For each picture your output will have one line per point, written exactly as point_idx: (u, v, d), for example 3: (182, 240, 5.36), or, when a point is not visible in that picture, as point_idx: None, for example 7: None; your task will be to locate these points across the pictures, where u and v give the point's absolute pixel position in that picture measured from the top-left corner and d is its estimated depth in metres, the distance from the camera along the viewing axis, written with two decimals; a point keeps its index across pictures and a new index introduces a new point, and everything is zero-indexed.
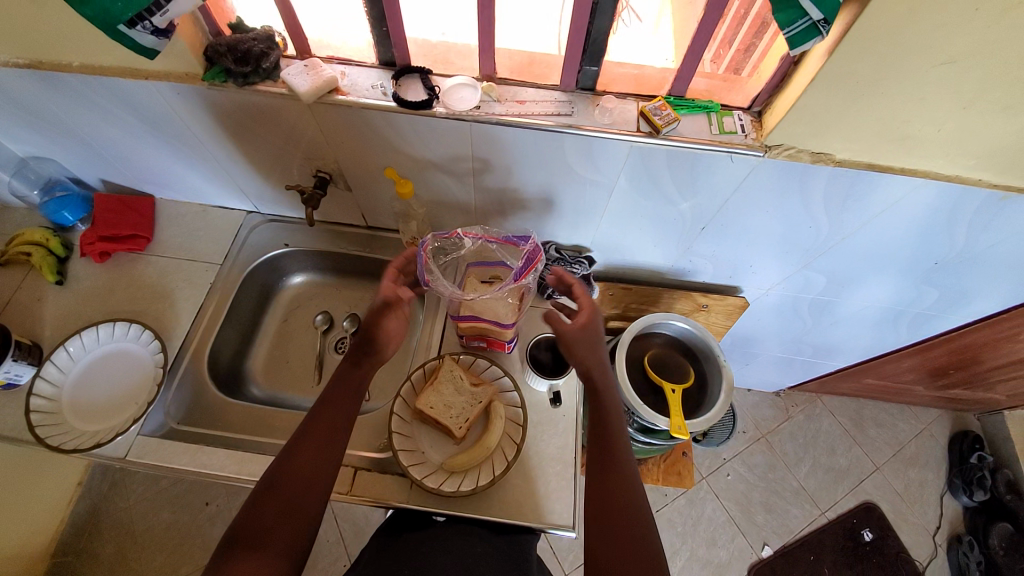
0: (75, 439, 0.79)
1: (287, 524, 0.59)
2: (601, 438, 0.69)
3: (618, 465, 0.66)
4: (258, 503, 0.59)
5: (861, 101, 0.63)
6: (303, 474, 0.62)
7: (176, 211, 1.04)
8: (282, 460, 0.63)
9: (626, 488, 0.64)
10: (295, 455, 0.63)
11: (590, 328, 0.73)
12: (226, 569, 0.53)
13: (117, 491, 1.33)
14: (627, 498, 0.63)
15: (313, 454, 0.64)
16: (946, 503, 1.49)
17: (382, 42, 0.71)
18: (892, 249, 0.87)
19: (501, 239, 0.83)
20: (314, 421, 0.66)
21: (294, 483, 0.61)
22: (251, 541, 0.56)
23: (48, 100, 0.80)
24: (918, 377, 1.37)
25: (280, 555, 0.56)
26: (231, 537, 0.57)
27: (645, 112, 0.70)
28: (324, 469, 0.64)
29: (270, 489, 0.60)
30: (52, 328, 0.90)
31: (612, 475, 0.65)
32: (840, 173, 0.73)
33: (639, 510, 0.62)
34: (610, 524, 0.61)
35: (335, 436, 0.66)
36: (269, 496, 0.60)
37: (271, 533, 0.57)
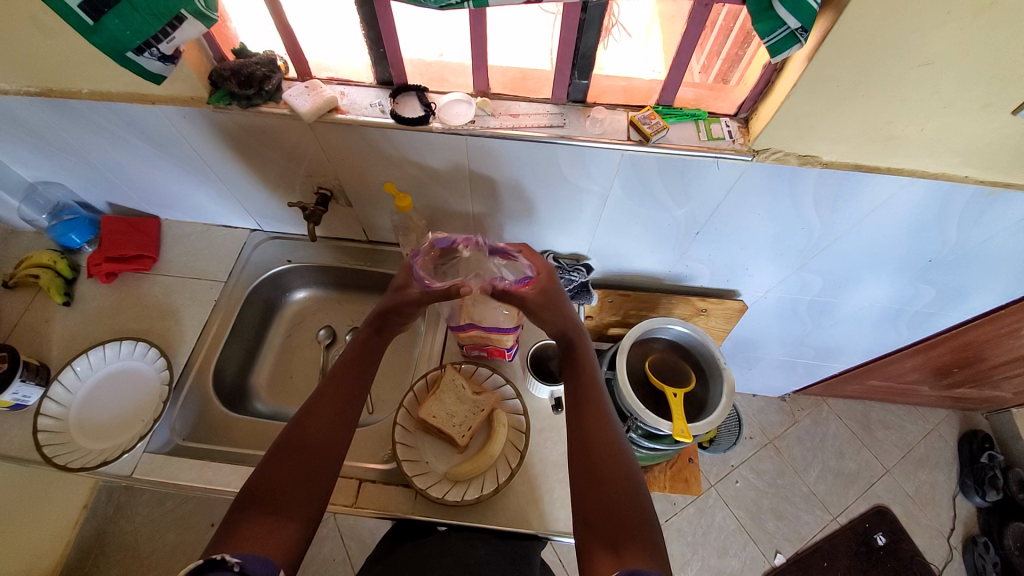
0: (82, 457, 0.80)
1: (299, 491, 0.57)
2: (580, 413, 0.67)
3: (607, 442, 0.63)
4: (271, 468, 0.58)
5: (843, 103, 0.65)
6: (316, 441, 0.61)
7: (181, 232, 1.06)
8: (295, 426, 0.62)
9: (619, 468, 0.61)
10: (306, 423, 0.63)
11: (552, 292, 0.76)
12: (235, 537, 0.51)
13: (124, 515, 1.33)
14: (613, 464, 0.61)
15: (327, 421, 0.64)
16: (959, 504, 1.47)
17: (379, 62, 0.74)
18: (886, 247, 0.88)
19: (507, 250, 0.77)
20: (328, 388, 0.67)
21: (307, 450, 0.60)
22: (263, 506, 0.55)
23: (57, 126, 0.83)
24: (922, 378, 1.37)
25: (291, 521, 0.55)
26: (243, 501, 0.55)
27: (635, 121, 0.72)
28: (337, 437, 0.63)
29: (282, 455, 0.59)
30: (60, 349, 0.92)
31: (596, 451, 0.62)
32: (829, 175, 0.74)
33: (633, 489, 0.59)
34: (601, 501, 0.58)
35: (348, 405, 0.67)
36: (281, 462, 0.59)
37: (286, 495, 0.56)
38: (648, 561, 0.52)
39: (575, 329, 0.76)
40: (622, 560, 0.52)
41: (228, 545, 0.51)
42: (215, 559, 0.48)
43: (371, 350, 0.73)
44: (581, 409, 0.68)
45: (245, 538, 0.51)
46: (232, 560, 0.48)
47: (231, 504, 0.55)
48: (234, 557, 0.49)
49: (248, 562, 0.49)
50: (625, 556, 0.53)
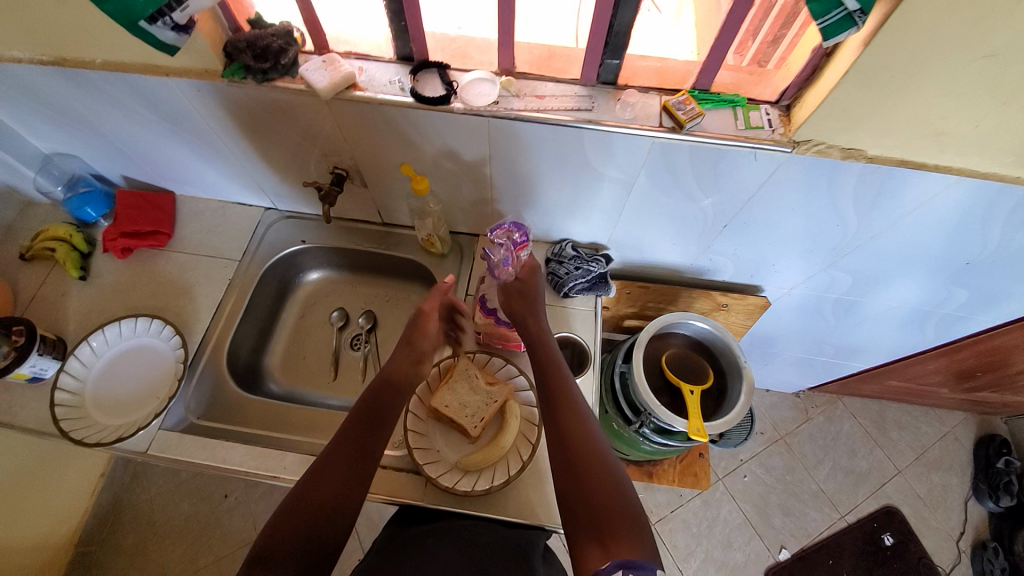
0: (98, 433, 0.81)
1: (307, 545, 0.58)
2: (553, 404, 0.71)
3: (580, 428, 0.67)
4: (285, 520, 0.59)
5: (894, 95, 0.60)
6: (329, 492, 0.62)
7: (195, 208, 1.05)
8: (310, 479, 0.63)
9: (597, 461, 0.63)
10: (320, 477, 0.63)
11: (534, 280, 0.83)
12: None
13: (140, 483, 1.36)
14: (589, 448, 0.64)
15: (341, 475, 0.64)
16: (971, 509, 1.45)
17: (400, 36, 0.71)
18: (922, 248, 0.84)
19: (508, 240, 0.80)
20: (345, 438, 0.68)
21: (320, 501, 0.61)
22: (273, 557, 0.56)
23: (71, 97, 0.81)
24: (943, 380, 1.33)
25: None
26: (257, 554, 0.57)
27: (669, 105, 0.68)
28: (350, 492, 0.63)
29: (296, 508, 0.60)
30: (76, 323, 0.92)
31: (574, 444, 0.65)
32: (871, 170, 0.70)
33: (610, 472, 0.62)
34: (582, 493, 0.60)
35: (361, 452, 0.67)
36: (295, 513, 0.60)
37: (294, 550, 0.57)
38: (635, 550, 0.54)
39: (544, 337, 0.78)
40: (610, 549, 0.54)
41: None
42: None
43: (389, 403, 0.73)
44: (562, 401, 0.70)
45: None
46: None
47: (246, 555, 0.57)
48: None
49: None
50: (613, 547, 0.54)
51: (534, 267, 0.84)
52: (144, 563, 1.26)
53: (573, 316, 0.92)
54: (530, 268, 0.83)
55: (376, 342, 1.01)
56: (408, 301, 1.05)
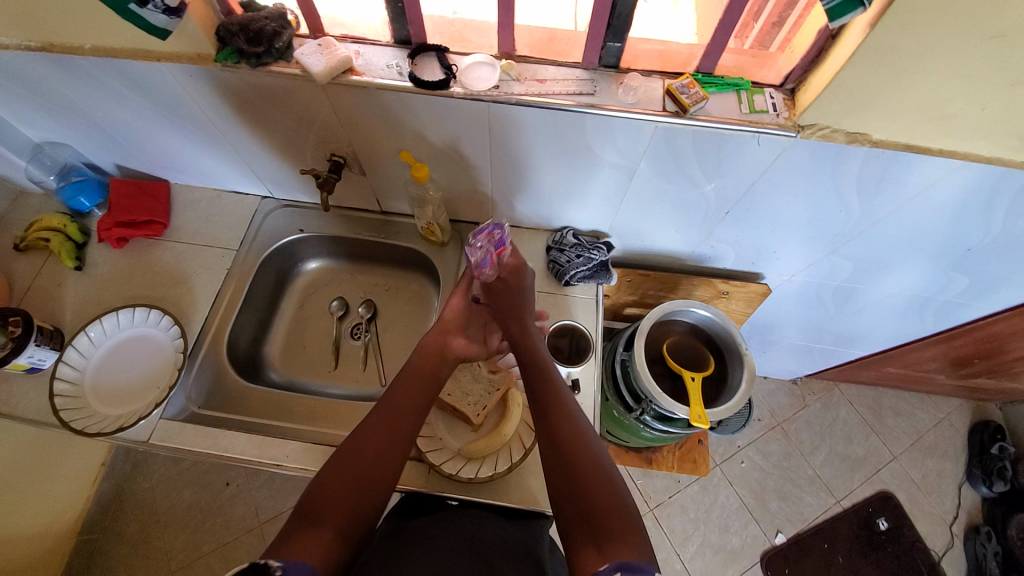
0: (99, 422, 0.81)
1: (346, 502, 0.61)
2: (545, 406, 0.70)
3: (574, 432, 0.66)
4: (325, 479, 0.63)
5: (900, 78, 0.59)
6: (369, 452, 0.65)
7: (191, 197, 1.04)
8: (352, 440, 0.67)
9: (590, 464, 0.63)
10: (360, 438, 0.67)
11: (518, 277, 0.77)
12: (286, 546, 0.56)
13: (141, 472, 1.36)
14: (584, 452, 0.64)
15: (381, 437, 0.67)
16: (964, 494, 1.47)
17: (397, 19, 0.69)
18: (924, 234, 0.83)
19: (486, 240, 0.73)
20: (386, 407, 0.70)
21: (360, 460, 0.64)
22: (314, 518, 0.59)
23: (62, 84, 0.79)
24: (940, 367, 1.34)
25: (336, 534, 0.59)
26: (299, 512, 0.61)
27: (672, 89, 0.67)
28: (390, 453, 0.66)
29: (338, 467, 0.64)
30: (73, 314, 0.91)
31: (567, 446, 0.65)
32: (875, 155, 0.69)
33: (606, 477, 0.62)
34: (578, 496, 0.61)
35: (401, 422, 0.69)
36: (337, 472, 0.63)
37: (333, 508, 0.60)
38: (633, 554, 0.55)
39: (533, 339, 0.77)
40: (606, 553, 0.55)
41: (280, 551, 0.56)
42: (259, 564, 0.52)
43: (428, 367, 0.75)
44: (553, 405, 0.69)
45: (296, 546, 0.56)
46: (274, 564, 0.52)
47: (290, 514, 0.61)
48: (276, 563, 0.53)
49: (289, 566, 0.53)
50: (609, 551, 0.55)
51: (519, 267, 0.77)
52: (148, 550, 1.28)
53: (574, 304, 0.91)
54: (513, 270, 0.77)
55: (377, 331, 1.01)
56: (408, 289, 1.05)
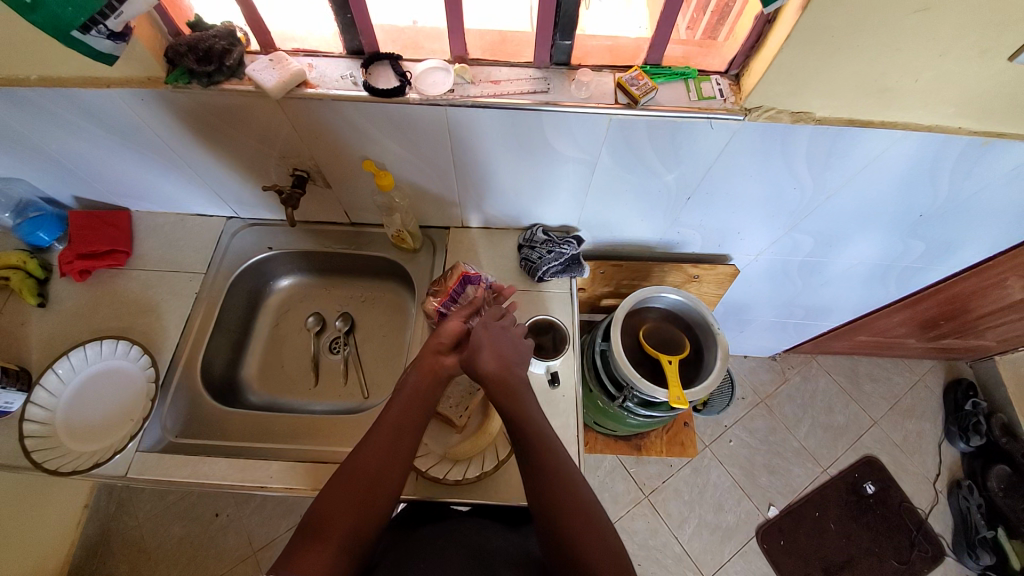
0: (73, 461, 0.79)
1: (349, 517, 0.62)
2: (524, 443, 0.67)
3: (555, 466, 0.66)
4: (327, 496, 0.64)
5: (836, 56, 0.62)
6: (372, 467, 0.65)
7: (154, 223, 1.02)
8: (355, 455, 0.66)
9: (573, 496, 0.64)
10: (363, 451, 0.66)
11: (512, 378, 0.70)
12: (294, 563, 0.58)
13: (125, 510, 1.32)
14: (565, 487, 0.65)
15: (383, 452, 0.66)
16: (944, 451, 1.53)
17: (348, 30, 0.69)
18: (877, 204, 0.87)
19: (449, 296, 0.84)
20: (388, 419, 0.69)
21: (362, 475, 0.64)
22: (318, 533, 0.61)
23: (6, 117, 0.77)
24: (909, 331, 1.39)
25: (341, 549, 0.60)
26: (305, 527, 0.62)
27: (622, 82, 0.69)
28: (392, 467, 0.66)
29: (341, 481, 0.64)
30: (38, 352, 0.89)
31: (555, 484, 0.65)
32: (821, 132, 0.72)
33: (587, 517, 0.63)
34: (565, 535, 0.62)
35: (401, 436, 0.68)
36: (340, 487, 0.64)
37: (336, 523, 0.61)
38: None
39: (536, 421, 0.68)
40: None
41: (289, 567, 0.57)
42: None
43: (427, 386, 0.71)
44: (537, 444, 0.66)
45: (302, 564, 0.57)
46: None
47: (296, 528, 0.62)
48: None
49: None
50: None
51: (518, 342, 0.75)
52: None
53: (547, 299, 0.93)
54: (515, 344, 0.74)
55: (356, 344, 1.00)
56: (384, 299, 1.05)
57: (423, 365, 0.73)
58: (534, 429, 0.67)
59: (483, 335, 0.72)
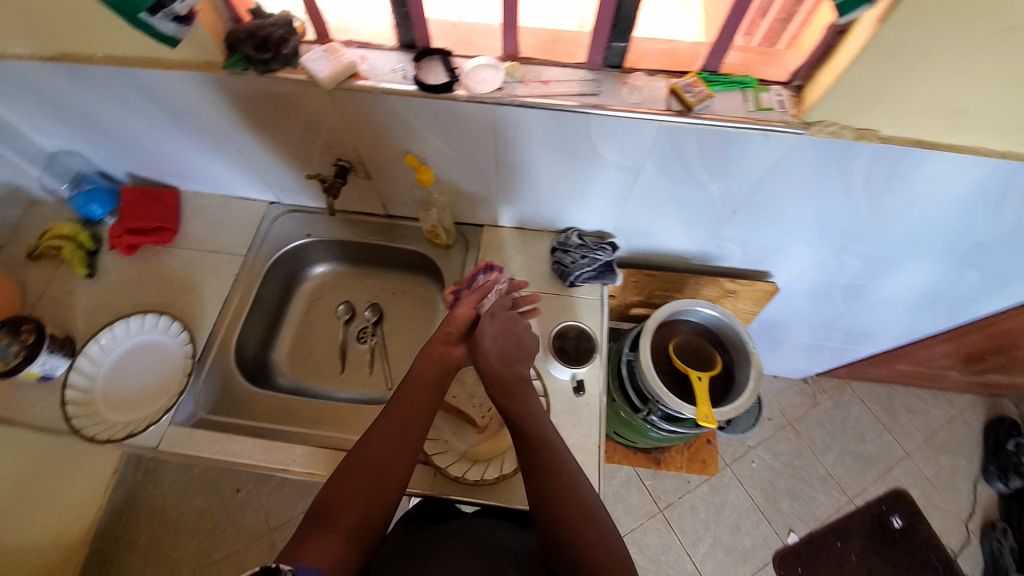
0: (109, 429, 0.82)
1: (356, 507, 0.62)
2: (525, 440, 0.67)
3: (557, 465, 0.65)
4: (335, 486, 0.64)
5: (909, 73, 0.59)
6: (380, 458, 0.65)
7: (199, 203, 1.05)
8: (363, 445, 0.67)
9: (581, 499, 0.63)
10: (372, 442, 0.67)
11: (516, 373, 0.71)
12: (301, 551, 0.57)
13: (153, 479, 1.35)
14: (570, 486, 0.64)
15: (391, 443, 0.67)
16: (980, 490, 1.45)
17: (402, 23, 0.69)
18: (934, 229, 0.82)
19: (465, 282, 0.83)
20: (397, 411, 0.69)
21: (371, 466, 0.65)
22: (326, 522, 0.60)
23: (71, 93, 0.80)
24: (954, 364, 1.32)
25: (349, 539, 0.60)
26: (312, 516, 0.62)
27: (677, 88, 0.67)
28: (400, 457, 0.66)
29: (349, 471, 0.65)
30: (84, 321, 0.92)
31: (558, 483, 0.64)
32: (884, 152, 0.68)
33: (593, 516, 0.63)
34: (569, 531, 0.61)
35: (410, 428, 0.68)
36: (348, 478, 0.64)
37: (343, 513, 0.61)
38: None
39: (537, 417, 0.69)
40: None
41: (296, 554, 0.57)
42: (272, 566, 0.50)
43: (436, 377, 0.72)
44: (539, 441, 0.67)
45: (309, 551, 0.57)
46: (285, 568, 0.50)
47: (303, 517, 0.62)
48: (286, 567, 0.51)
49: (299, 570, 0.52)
50: None
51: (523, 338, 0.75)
52: (163, 556, 1.26)
53: (577, 305, 0.91)
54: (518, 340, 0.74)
55: (383, 335, 1.01)
56: (413, 293, 1.05)
57: (433, 356, 0.73)
58: (538, 424, 0.68)
59: (490, 325, 0.73)
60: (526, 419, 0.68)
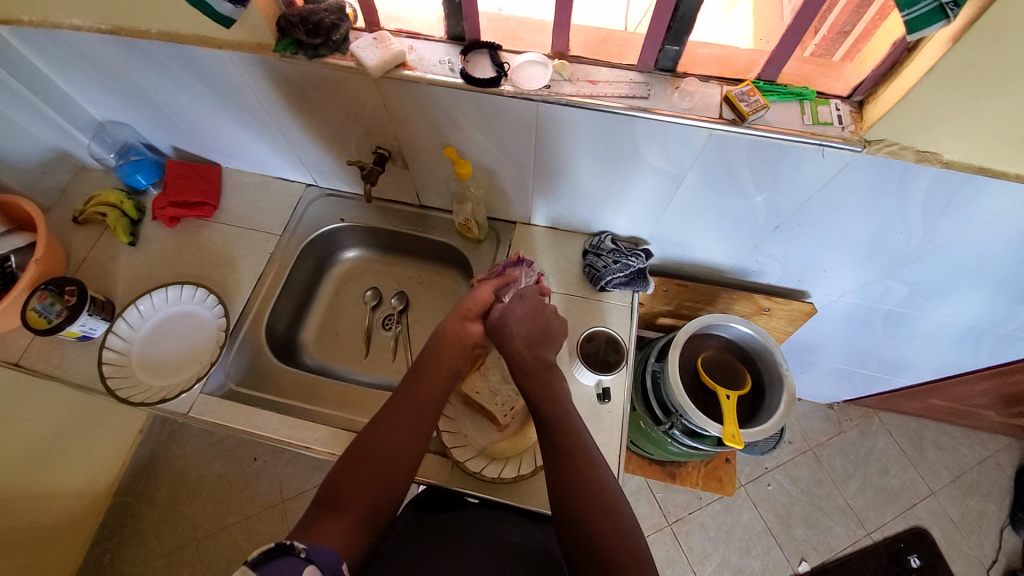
0: (142, 392, 0.85)
1: (365, 491, 0.61)
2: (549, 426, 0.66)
3: (581, 454, 0.63)
4: (344, 470, 0.62)
5: (983, 95, 0.55)
6: (390, 441, 0.64)
7: (239, 181, 1.07)
8: (374, 429, 0.65)
9: (604, 492, 0.61)
10: (382, 426, 0.65)
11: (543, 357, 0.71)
12: (310, 532, 0.56)
13: (175, 441, 1.42)
14: (592, 477, 0.62)
15: (401, 427, 0.65)
16: (1005, 537, 1.38)
17: (453, 15, 0.69)
18: (991, 262, 0.77)
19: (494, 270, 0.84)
20: (409, 396, 0.68)
21: (381, 450, 0.63)
22: (335, 506, 0.59)
23: (127, 66, 0.83)
24: (991, 403, 1.26)
25: (357, 524, 0.58)
26: (321, 500, 0.60)
27: (731, 96, 0.65)
28: (410, 441, 0.65)
29: (359, 455, 0.63)
30: (125, 287, 0.96)
31: (582, 473, 0.62)
32: (947, 177, 0.65)
33: (613, 506, 0.60)
34: (589, 521, 0.58)
35: (421, 413, 0.67)
36: (358, 462, 0.62)
37: (352, 498, 0.60)
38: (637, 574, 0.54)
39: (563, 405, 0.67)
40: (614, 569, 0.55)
41: (304, 535, 0.56)
42: (285, 544, 0.49)
43: (451, 362, 0.71)
44: (564, 428, 0.65)
45: (318, 534, 0.56)
46: (298, 547, 0.50)
47: (311, 502, 0.60)
48: (300, 545, 0.51)
49: (313, 552, 0.51)
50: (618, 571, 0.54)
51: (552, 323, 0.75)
52: (176, 517, 1.33)
53: (606, 310, 0.90)
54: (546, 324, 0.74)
55: (408, 323, 1.02)
56: (440, 284, 1.06)
57: (449, 337, 0.73)
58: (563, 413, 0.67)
59: (519, 306, 0.73)
60: (553, 406, 0.67)
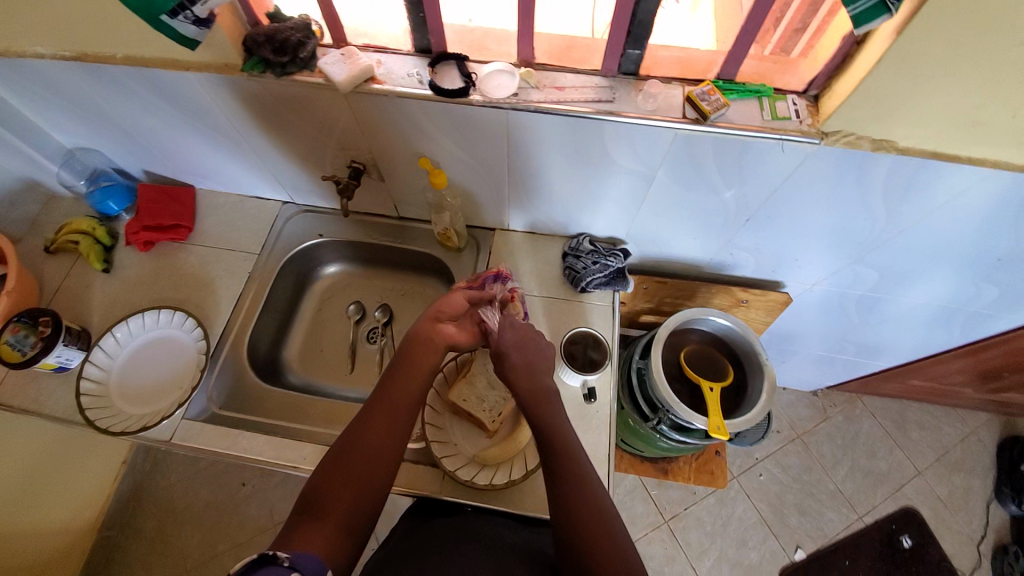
0: (123, 422, 0.83)
1: (348, 494, 0.60)
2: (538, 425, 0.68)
3: (568, 454, 0.65)
4: (325, 475, 0.61)
5: (928, 84, 0.58)
6: (370, 443, 0.64)
7: (214, 202, 1.06)
8: (353, 433, 0.65)
9: (592, 492, 0.62)
10: (361, 429, 0.65)
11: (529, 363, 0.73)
12: (294, 538, 0.55)
13: (160, 470, 1.39)
14: (578, 475, 0.63)
15: (381, 429, 0.65)
16: (991, 512, 1.41)
17: (418, 28, 0.70)
18: (951, 243, 0.81)
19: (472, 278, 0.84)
20: (387, 397, 0.68)
21: (362, 452, 0.63)
22: (317, 511, 0.58)
23: (91, 92, 0.82)
24: (967, 381, 1.30)
25: (341, 527, 0.58)
26: (303, 507, 0.59)
27: (692, 96, 0.67)
28: (389, 442, 0.65)
29: (340, 459, 0.62)
30: (100, 314, 0.94)
31: (570, 473, 0.63)
32: (902, 163, 0.68)
33: (599, 504, 0.61)
34: (576, 519, 0.59)
35: (399, 413, 0.67)
36: (339, 466, 0.62)
37: (335, 501, 0.59)
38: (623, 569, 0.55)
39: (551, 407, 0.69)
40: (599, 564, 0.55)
41: (289, 542, 0.55)
42: (269, 554, 0.49)
43: (427, 362, 0.72)
44: (552, 429, 0.67)
45: (302, 540, 0.55)
46: (282, 556, 0.49)
47: (292, 509, 0.59)
48: (284, 553, 0.50)
49: (296, 558, 0.50)
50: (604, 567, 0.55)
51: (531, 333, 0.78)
52: (164, 548, 1.30)
53: (588, 311, 0.91)
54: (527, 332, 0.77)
55: (392, 335, 1.01)
56: (423, 294, 1.06)
57: (422, 339, 0.73)
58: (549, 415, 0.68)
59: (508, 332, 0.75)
60: (537, 413, 0.69)
